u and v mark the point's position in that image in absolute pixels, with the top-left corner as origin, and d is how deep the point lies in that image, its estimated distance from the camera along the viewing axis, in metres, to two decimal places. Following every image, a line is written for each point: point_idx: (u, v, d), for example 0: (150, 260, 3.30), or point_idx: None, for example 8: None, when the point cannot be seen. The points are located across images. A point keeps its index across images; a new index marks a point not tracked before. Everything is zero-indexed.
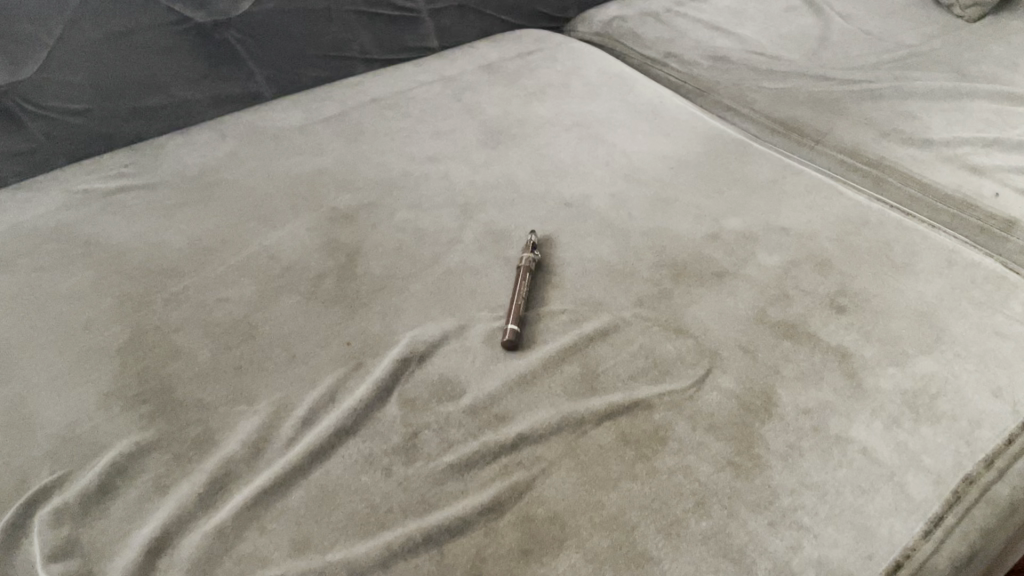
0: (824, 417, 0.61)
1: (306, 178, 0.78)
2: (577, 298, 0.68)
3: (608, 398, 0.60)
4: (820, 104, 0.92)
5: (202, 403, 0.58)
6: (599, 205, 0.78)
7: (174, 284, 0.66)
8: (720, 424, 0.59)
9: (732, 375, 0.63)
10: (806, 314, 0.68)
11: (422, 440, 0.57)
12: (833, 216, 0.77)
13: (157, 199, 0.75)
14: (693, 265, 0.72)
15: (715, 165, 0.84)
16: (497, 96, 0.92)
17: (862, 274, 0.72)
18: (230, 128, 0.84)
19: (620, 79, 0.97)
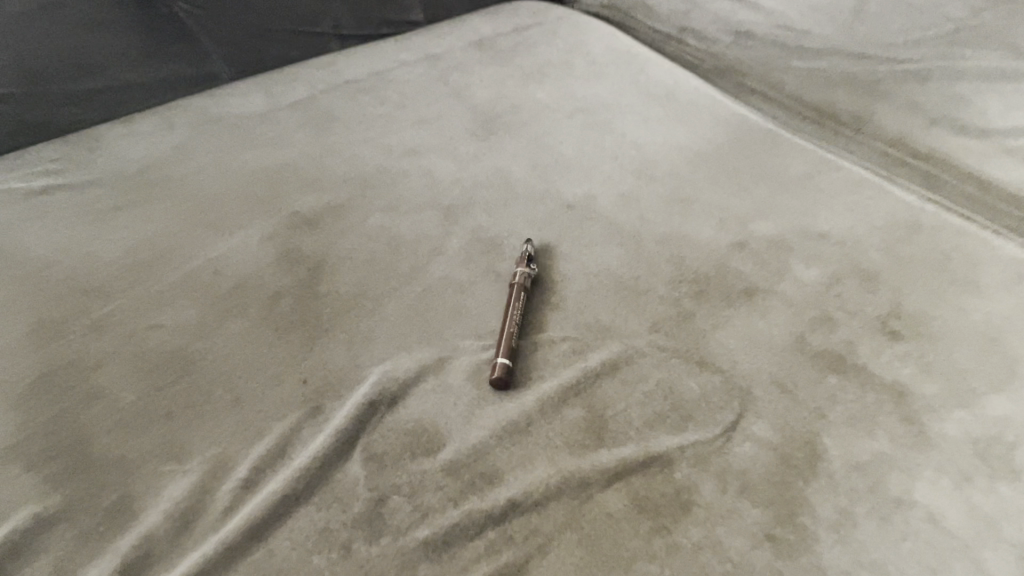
0: (880, 474, 0.50)
1: (265, 176, 0.67)
2: (581, 323, 0.58)
3: (619, 453, 0.49)
4: (859, 87, 0.80)
5: (125, 462, 0.48)
6: (606, 207, 0.67)
7: (99, 307, 0.55)
8: (755, 485, 0.49)
9: (768, 421, 0.52)
10: (853, 342, 0.57)
11: (391, 508, 0.46)
12: (879, 219, 0.66)
13: (89, 200, 0.63)
14: (718, 280, 0.61)
15: (741, 157, 0.72)
16: (489, 78, 0.81)
17: (916, 292, 0.60)
18: (180, 115, 0.72)
19: (629, 56, 0.85)
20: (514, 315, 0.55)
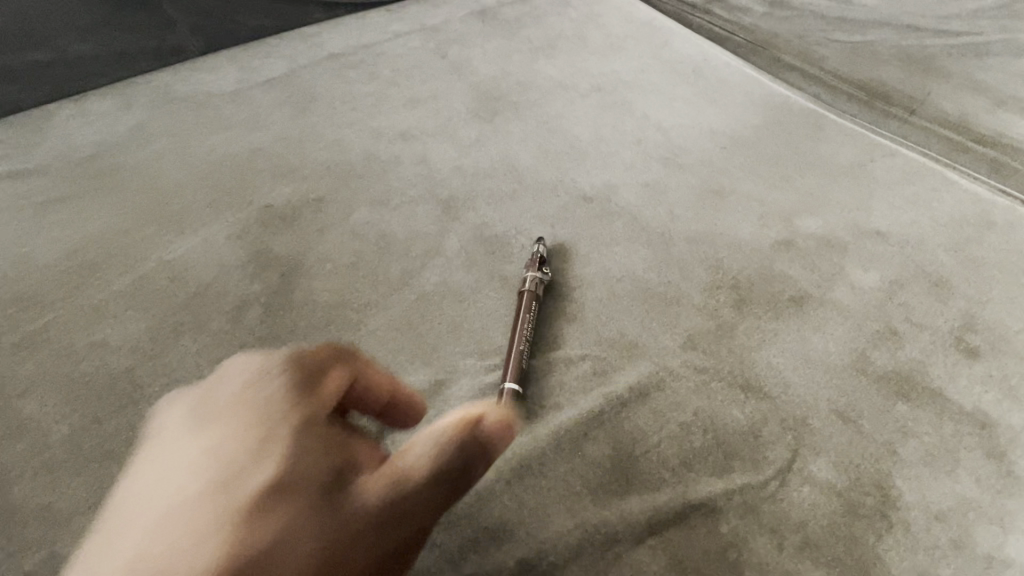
0: (966, 525, 0.41)
1: (234, 163, 0.58)
2: (603, 338, 0.49)
3: (652, 501, 0.41)
4: (911, 63, 0.71)
5: (51, 513, 0.39)
6: (629, 199, 0.58)
7: (31, 321, 0.47)
8: (818, 540, 0.40)
9: (829, 459, 0.43)
10: (924, 360, 0.48)
11: None
12: (944, 215, 0.57)
13: (31, 193, 0.55)
14: (762, 286, 0.52)
15: (781, 142, 0.63)
16: (493, 51, 0.71)
17: (993, 300, 0.52)
18: (140, 92, 0.63)
19: (650, 28, 0.75)
20: (524, 330, 0.47)
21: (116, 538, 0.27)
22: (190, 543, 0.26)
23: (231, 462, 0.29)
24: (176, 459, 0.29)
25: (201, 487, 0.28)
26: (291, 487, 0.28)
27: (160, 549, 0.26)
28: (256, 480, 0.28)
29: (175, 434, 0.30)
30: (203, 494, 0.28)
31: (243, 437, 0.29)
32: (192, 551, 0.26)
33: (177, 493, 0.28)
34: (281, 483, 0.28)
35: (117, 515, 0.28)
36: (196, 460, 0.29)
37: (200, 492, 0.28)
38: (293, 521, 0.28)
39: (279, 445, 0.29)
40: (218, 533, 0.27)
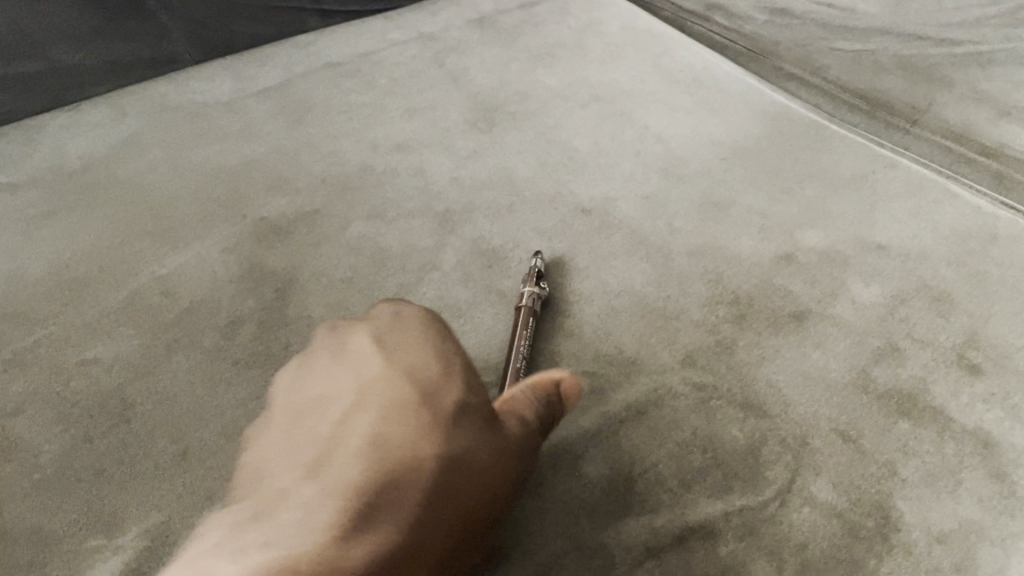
0: (969, 548, 0.41)
1: (229, 175, 0.57)
2: (600, 355, 0.48)
3: (649, 523, 0.40)
4: (914, 72, 0.71)
5: (41, 535, 0.39)
6: (629, 212, 0.58)
7: (21, 338, 0.47)
8: (818, 563, 0.40)
9: (830, 480, 0.43)
10: (926, 378, 0.48)
11: None
12: (947, 228, 0.57)
13: (24, 206, 0.54)
14: (762, 302, 0.52)
15: (782, 153, 0.63)
16: (491, 60, 0.71)
17: (997, 316, 0.51)
18: (135, 104, 0.63)
19: (651, 36, 0.75)
20: (520, 351, 0.46)
21: (345, 425, 0.32)
22: (414, 446, 0.32)
23: (433, 376, 0.35)
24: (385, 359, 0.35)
25: (414, 394, 0.33)
26: (477, 407, 0.35)
27: (393, 444, 0.31)
28: (456, 398, 0.34)
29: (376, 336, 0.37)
30: (414, 400, 0.33)
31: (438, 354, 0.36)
32: (413, 456, 0.31)
33: (395, 395, 0.33)
34: (467, 403, 0.35)
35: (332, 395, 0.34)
36: (400, 366, 0.35)
37: (416, 394, 0.34)
38: (480, 434, 0.34)
39: (462, 370, 0.36)
40: (426, 444, 0.32)
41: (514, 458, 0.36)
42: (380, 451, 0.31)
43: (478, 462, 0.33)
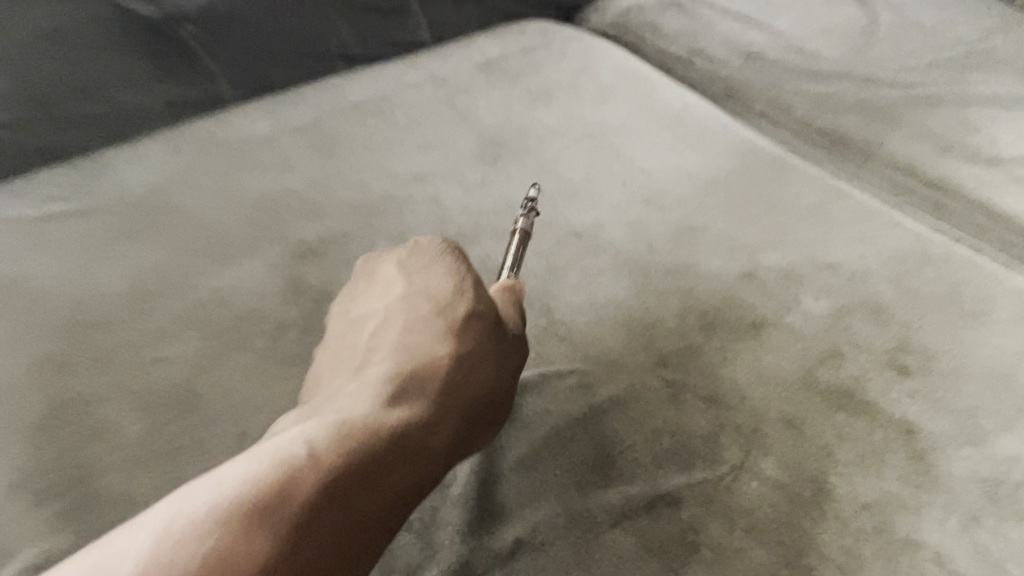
0: (889, 515, 0.50)
1: (270, 203, 0.66)
2: (587, 356, 0.57)
3: (626, 491, 0.49)
4: (870, 111, 0.80)
5: (129, 498, 0.48)
6: (615, 235, 0.67)
7: (102, 341, 0.55)
8: (763, 524, 0.49)
9: (777, 459, 0.52)
10: (862, 377, 0.57)
11: (399, 546, 0.46)
12: (890, 250, 0.66)
13: (93, 228, 0.63)
14: (726, 313, 0.61)
15: (750, 184, 0.72)
16: (496, 100, 0.80)
17: (928, 325, 0.60)
18: (186, 139, 0.71)
19: (637, 78, 0.84)
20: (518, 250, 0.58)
21: (384, 337, 0.49)
22: (431, 346, 0.48)
23: (443, 297, 0.51)
24: (408, 291, 0.52)
25: (425, 311, 0.50)
26: (479, 314, 0.50)
27: (415, 346, 0.48)
28: (462, 311, 0.49)
29: (402, 275, 0.53)
30: (427, 317, 0.50)
31: (447, 281, 0.52)
32: (430, 353, 0.47)
33: (416, 315, 0.50)
34: (471, 314, 0.50)
35: (376, 317, 0.51)
36: (417, 291, 0.52)
37: (430, 312, 0.50)
38: (484, 335, 0.49)
39: (469, 289, 0.51)
40: (438, 346, 0.47)
41: (514, 353, 0.50)
42: (408, 351, 0.47)
43: (480, 358, 0.48)
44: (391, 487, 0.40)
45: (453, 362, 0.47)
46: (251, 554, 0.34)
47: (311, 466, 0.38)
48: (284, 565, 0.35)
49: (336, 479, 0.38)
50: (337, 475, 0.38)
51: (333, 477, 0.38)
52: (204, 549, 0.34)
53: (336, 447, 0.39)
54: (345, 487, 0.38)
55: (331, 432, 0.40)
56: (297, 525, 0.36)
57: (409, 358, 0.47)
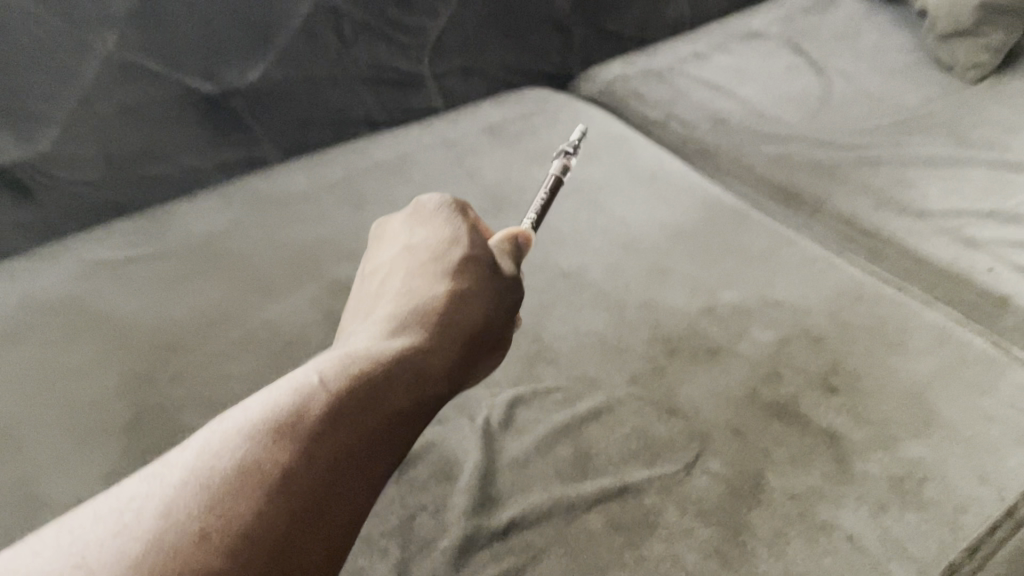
0: (812, 504, 0.61)
1: (310, 248, 0.79)
2: (571, 375, 0.70)
3: (599, 482, 0.62)
4: (819, 170, 0.93)
5: None
6: (596, 276, 0.80)
7: (177, 360, 0.67)
8: (709, 509, 0.61)
9: (723, 459, 0.64)
10: (797, 394, 0.69)
11: (418, 523, 0.59)
12: (829, 289, 0.78)
13: (164, 268, 0.76)
14: (688, 341, 0.73)
15: (713, 233, 0.85)
16: (498, 160, 0.93)
17: (856, 353, 0.72)
18: (237, 194, 0.85)
19: (621, 141, 0.98)
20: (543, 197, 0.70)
21: (394, 282, 0.59)
22: (431, 285, 0.56)
23: (440, 249, 0.60)
24: (410, 245, 0.62)
25: (426, 260, 0.59)
26: (475, 259, 0.59)
27: (418, 288, 0.57)
28: (458, 254, 0.59)
29: (406, 235, 0.63)
30: (429, 264, 0.59)
31: (445, 232, 0.61)
32: (430, 293, 0.56)
33: (418, 261, 0.59)
34: (468, 259, 0.59)
35: (385, 267, 0.61)
36: (420, 246, 0.61)
37: (431, 258, 0.59)
38: (479, 276, 0.58)
39: (464, 236, 0.61)
40: (438, 287, 0.56)
41: (509, 292, 0.59)
42: (414, 292, 0.56)
43: (475, 295, 0.56)
44: (396, 402, 0.47)
45: (453, 296, 0.55)
46: (281, 460, 0.40)
47: (321, 395, 0.44)
48: (305, 466, 0.40)
49: (349, 395, 0.45)
50: (353, 392, 0.45)
51: (350, 392, 0.45)
52: (240, 458, 0.39)
53: (351, 370, 0.46)
54: (360, 399, 0.45)
55: (338, 365, 0.47)
56: (321, 433, 0.42)
57: (413, 297, 0.56)
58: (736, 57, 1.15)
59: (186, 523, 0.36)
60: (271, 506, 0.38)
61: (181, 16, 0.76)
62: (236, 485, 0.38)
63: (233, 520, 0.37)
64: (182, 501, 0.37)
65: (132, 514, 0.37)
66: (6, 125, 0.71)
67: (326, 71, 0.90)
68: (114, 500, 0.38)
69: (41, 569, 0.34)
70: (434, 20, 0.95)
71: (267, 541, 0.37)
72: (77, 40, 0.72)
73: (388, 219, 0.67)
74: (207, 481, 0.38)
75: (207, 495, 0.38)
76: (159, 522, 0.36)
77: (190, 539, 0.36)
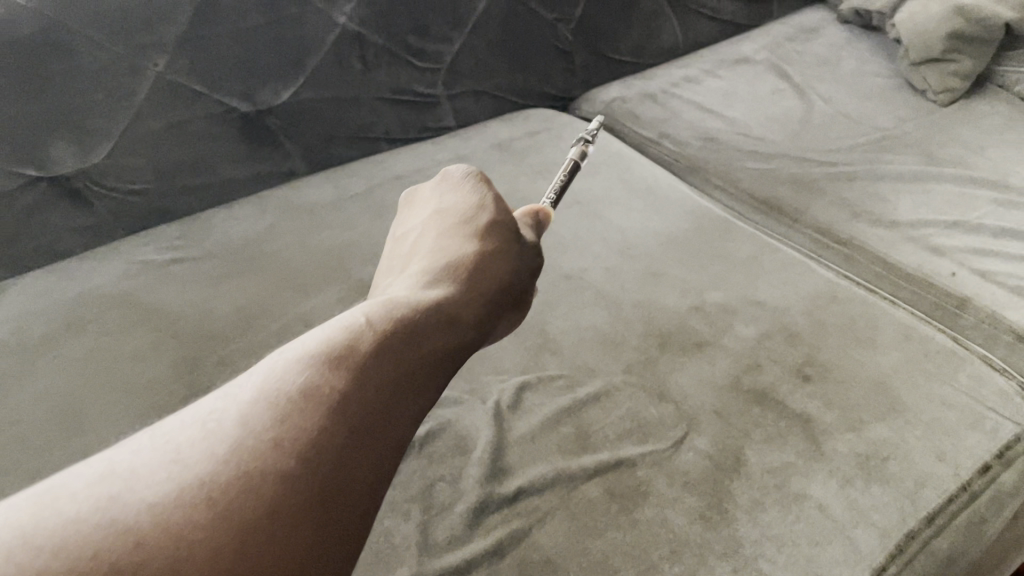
0: (786, 477, 0.69)
1: (337, 251, 0.87)
2: (573, 365, 0.78)
3: (597, 456, 0.69)
4: (799, 184, 1.02)
5: None
6: (595, 277, 0.88)
7: (221, 349, 0.75)
8: (695, 480, 0.68)
9: (707, 438, 0.71)
10: (775, 382, 0.77)
11: (437, 490, 0.67)
12: (806, 291, 0.87)
13: (207, 268, 0.84)
14: (677, 335, 0.81)
15: (702, 240, 0.93)
16: (506, 173, 1.01)
17: (828, 347, 0.80)
18: (269, 203, 0.94)
19: (619, 158, 1.07)
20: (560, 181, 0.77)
21: (424, 242, 0.64)
22: (460, 244, 0.62)
23: (468, 213, 0.65)
24: (438, 211, 0.67)
25: (455, 223, 0.65)
26: (499, 225, 0.65)
27: (449, 246, 0.62)
28: (485, 220, 0.64)
29: (433, 204, 0.69)
30: (458, 226, 0.64)
31: (470, 200, 0.67)
32: (461, 251, 0.61)
33: (446, 225, 0.65)
34: (493, 224, 0.64)
35: (415, 231, 0.67)
36: (448, 212, 0.67)
37: (457, 222, 0.65)
38: (502, 241, 0.63)
39: (488, 203, 0.66)
40: (468, 245, 0.61)
41: (524, 258, 0.65)
42: (443, 251, 0.61)
43: (499, 257, 0.62)
44: (436, 341, 0.51)
45: (479, 255, 0.61)
46: (339, 384, 0.44)
47: (370, 330, 0.48)
48: (361, 389, 0.44)
49: (396, 333, 0.49)
50: (398, 332, 0.49)
51: (395, 332, 0.49)
52: (304, 381, 0.43)
53: (396, 313, 0.51)
54: (405, 337, 0.49)
55: (383, 306, 0.51)
56: (372, 364, 0.46)
57: (443, 255, 0.61)
58: (725, 81, 1.24)
59: (261, 432, 0.40)
60: (334, 420, 0.42)
61: (224, 42, 0.85)
62: (301, 402, 0.42)
63: (304, 432, 0.41)
64: (256, 414, 0.41)
65: (213, 423, 0.41)
66: (69, 139, 0.80)
67: (350, 92, 0.98)
68: (194, 414, 0.42)
69: (133, 467, 0.38)
70: (448, 46, 1.04)
71: (332, 449, 0.41)
72: (132, 64, 0.80)
73: (415, 191, 0.73)
74: (276, 400, 0.42)
75: (278, 410, 0.41)
76: (240, 430, 0.40)
77: (266, 445, 0.40)
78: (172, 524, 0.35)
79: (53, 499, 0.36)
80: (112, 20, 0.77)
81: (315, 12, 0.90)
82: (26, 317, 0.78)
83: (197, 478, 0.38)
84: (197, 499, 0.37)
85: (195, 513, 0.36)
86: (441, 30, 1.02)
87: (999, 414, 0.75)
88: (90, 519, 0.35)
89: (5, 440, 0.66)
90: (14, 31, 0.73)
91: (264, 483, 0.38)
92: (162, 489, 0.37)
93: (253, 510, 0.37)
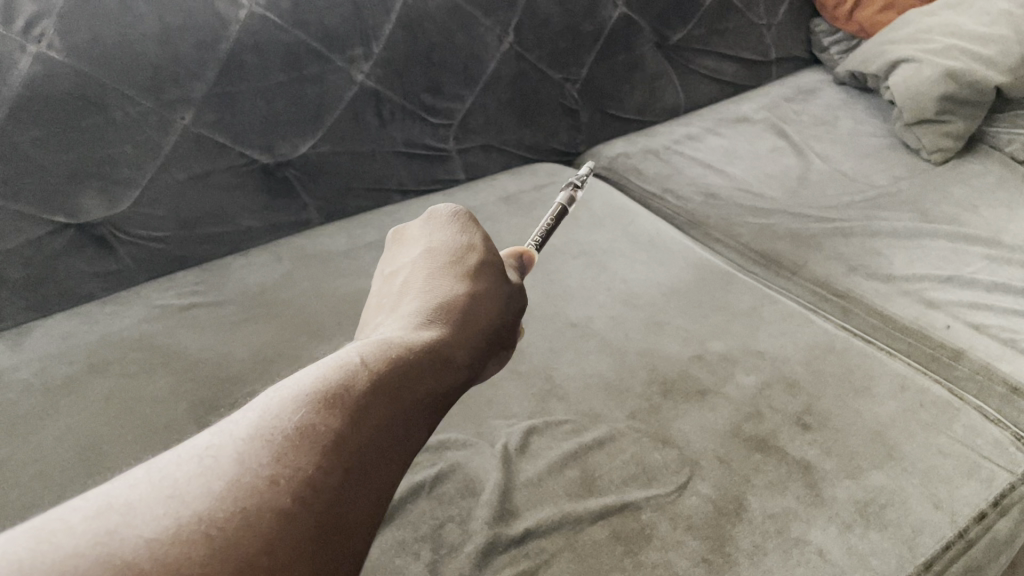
0: (786, 522, 0.70)
1: (351, 298, 0.90)
2: (579, 410, 0.81)
3: (603, 499, 0.71)
4: (797, 240, 1.05)
5: None
6: (601, 325, 0.91)
7: (239, 391, 0.78)
8: (697, 525, 0.70)
9: (710, 483, 0.73)
10: (775, 430, 0.79)
11: (447, 530, 0.68)
12: (804, 342, 0.89)
13: (224, 312, 0.87)
14: (680, 383, 0.84)
15: (703, 291, 0.97)
16: (515, 225, 1.05)
17: (827, 396, 0.83)
18: (286, 253, 0.97)
19: (622, 212, 1.11)
20: (547, 224, 0.81)
21: (415, 280, 0.66)
22: (450, 285, 0.64)
23: (458, 254, 0.68)
24: (428, 249, 0.70)
25: (446, 263, 0.67)
26: (490, 265, 0.68)
27: (441, 285, 0.65)
28: (475, 259, 0.68)
29: (423, 242, 0.72)
30: (449, 266, 0.67)
31: (460, 241, 0.70)
32: (451, 291, 0.64)
33: (437, 263, 0.68)
34: (482, 265, 0.67)
35: (405, 268, 0.69)
36: (439, 250, 0.69)
37: (448, 262, 0.67)
38: (491, 283, 0.66)
39: (477, 244, 0.70)
40: (460, 287, 0.64)
41: (513, 299, 0.68)
42: (434, 290, 0.64)
43: (489, 298, 0.65)
44: (427, 381, 0.54)
45: (469, 296, 0.64)
46: (334, 424, 0.46)
47: (362, 368, 0.51)
48: (353, 429, 0.47)
49: (389, 372, 0.52)
50: (390, 369, 0.52)
51: (388, 370, 0.52)
52: (299, 420, 0.46)
53: (389, 352, 0.53)
54: (397, 375, 0.52)
55: (377, 347, 0.53)
56: (365, 403, 0.49)
57: (433, 295, 0.63)
58: (725, 139, 1.29)
59: (259, 470, 0.42)
60: (327, 460, 0.44)
61: (248, 97, 0.90)
62: (297, 441, 0.44)
63: (300, 471, 0.43)
64: (252, 452, 0.43)
65: (210, 459, 0.43)
66: (99, 188, 0.84)
67: (367, 147, 1.03)
68: (189, 448, 0.44)
69: (130, 500, 0.40)
70: (460, 104, 1.09)
71: (327, 487, 0.44)
72: (160, 118, 0.85)
73: (404, 227, 0.75)
74: (272, 437, 0.44)
75: (274, 448, 0.44)
76: (237, 467, 0.42)
77: (263, 484, 0.42)
78: (171, 559, 0.37)
79: (50, 533, 0.37)
80: (143, 76, 0.82)
81: (335, 70, 0.95)
82: (48, 359, 0.81)
83: (195, 513, 0.40)
84: (195, 534, 0.39)
85: (193, 548, 0.38)
86: (454, 88, 1.07)
87: (994, 463, 0.77)
88: (90, 553, 0.36)
89: (26, 477, 0.68)
90: (49, 84, 0.77)
91: (261, 521, 0.40)
92: (162, 524, 0.39)
93: (250, 546, 0.39)
